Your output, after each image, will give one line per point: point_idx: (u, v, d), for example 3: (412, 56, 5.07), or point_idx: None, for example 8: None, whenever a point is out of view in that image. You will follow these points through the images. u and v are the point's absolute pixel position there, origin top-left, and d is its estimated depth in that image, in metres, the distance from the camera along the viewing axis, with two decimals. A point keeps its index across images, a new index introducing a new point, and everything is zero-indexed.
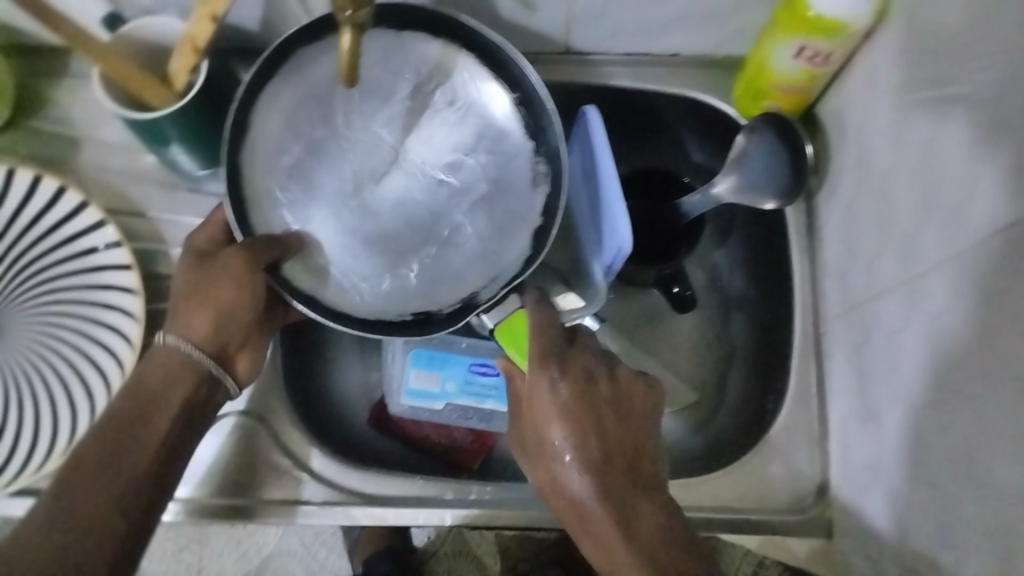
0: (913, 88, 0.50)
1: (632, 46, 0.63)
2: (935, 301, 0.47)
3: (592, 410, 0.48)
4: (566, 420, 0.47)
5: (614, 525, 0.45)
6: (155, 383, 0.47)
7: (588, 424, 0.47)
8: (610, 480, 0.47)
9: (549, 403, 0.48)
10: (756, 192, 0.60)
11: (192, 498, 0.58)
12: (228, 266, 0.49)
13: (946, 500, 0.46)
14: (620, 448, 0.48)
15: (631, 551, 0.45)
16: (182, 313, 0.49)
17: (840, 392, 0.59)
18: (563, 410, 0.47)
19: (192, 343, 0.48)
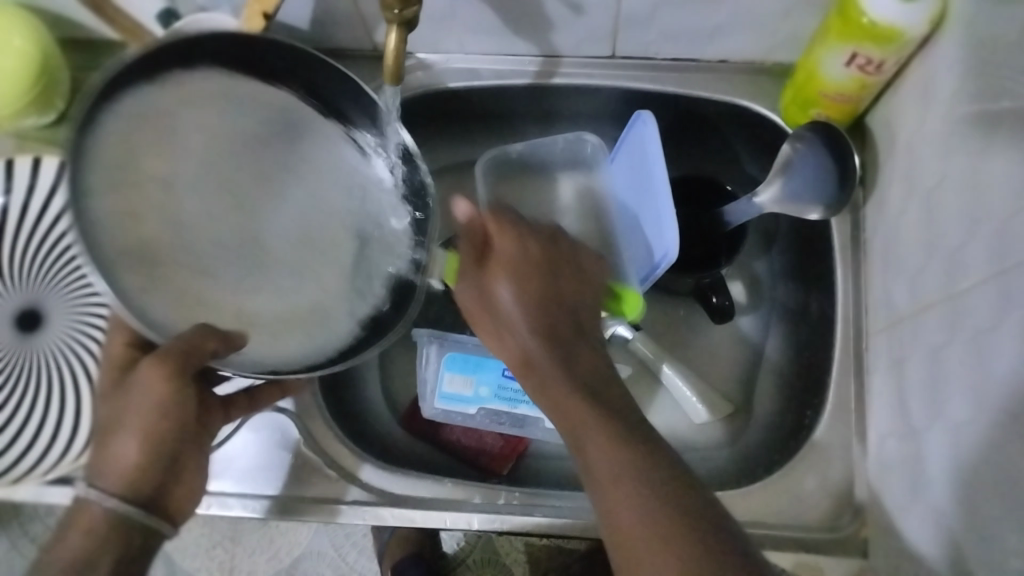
0: (966, 98, 0.49)
1: (679, 52, 0.62)
2: (980, 318, 0.46)
3: (542, 268, 0.52)
4: (520, 273, 0.51)
5: (562, 369, 0.48)
6: (87, 543, 0.43)
7: (538, 280, 0.51)
8: (556, 333, 0.50)
9: (509, 263, 0.51)
10: (801, 201, 0.60)
11: (280, 495, 0.59)
12: (148, 383, 0.45)
13: (986, 522, 0.44)
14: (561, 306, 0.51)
15: (582, 396, 0.46)
16: (103, 451, 0.45)
17: (881, 410, 0.57)
18: (516, 264, 0.51)
19: (117, 490, 0.44)
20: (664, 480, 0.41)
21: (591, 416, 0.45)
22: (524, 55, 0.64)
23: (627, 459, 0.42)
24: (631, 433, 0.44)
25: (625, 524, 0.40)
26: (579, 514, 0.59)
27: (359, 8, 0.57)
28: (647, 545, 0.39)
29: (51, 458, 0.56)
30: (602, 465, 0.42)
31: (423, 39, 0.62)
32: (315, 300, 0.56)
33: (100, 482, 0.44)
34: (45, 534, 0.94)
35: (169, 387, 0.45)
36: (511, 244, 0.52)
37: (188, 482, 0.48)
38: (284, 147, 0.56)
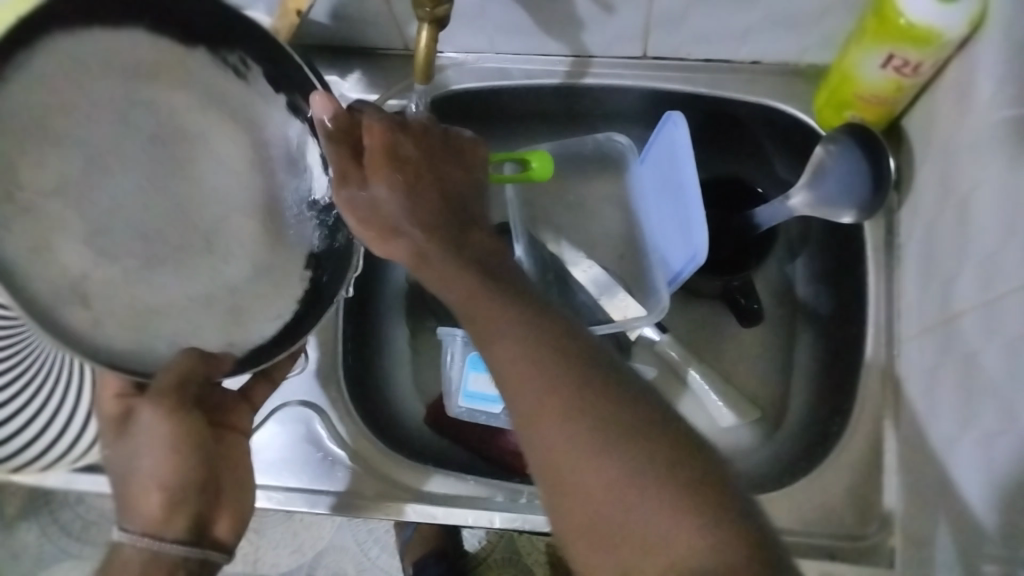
0: (1005, 102, 0.48)
1: (710, 53, 0.62)
2: (1016, 328, 0.45)
3: (424, 156, 0.46)
4: (391, 172, 0.44)
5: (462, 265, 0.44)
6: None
7: (433, 171, 0.46)
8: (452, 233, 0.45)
9: (382, 160, 0.44)
10: (833, 205, 0.59)
11: (315, 488, 0.59)
12: (153, 423, 0.45)
13: (1016, 536, 0.44)
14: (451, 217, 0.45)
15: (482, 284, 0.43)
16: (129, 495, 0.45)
17: (911, 417, 0.57)
18: (391, 158, 0.44)
19: (156, 525, 0.44)
20: (555, 344, 0.40)
21: (484, 305, 0.42)
22: (555, 54, 0.63)
23: (528, 346, 0.40)
24: (526, 314, 0.42)
25: (524, 400, 0.40)
26: None
27: (391, 6, 0.58)
28: (563, 426, 0.38)
29: (80, 446, 0.57)
30: (507, 363, 0.40)
31: (454, 38, 0.62)
32: (252, 266, 0.53)
33: (135, 520, 0.44)
34: (75, 521, 0.96)
35: (174, 418, 0.46)
36: (380, 132, 0.44)
37: (221, 499, 0.48)
38: (135, 104, 0.50)
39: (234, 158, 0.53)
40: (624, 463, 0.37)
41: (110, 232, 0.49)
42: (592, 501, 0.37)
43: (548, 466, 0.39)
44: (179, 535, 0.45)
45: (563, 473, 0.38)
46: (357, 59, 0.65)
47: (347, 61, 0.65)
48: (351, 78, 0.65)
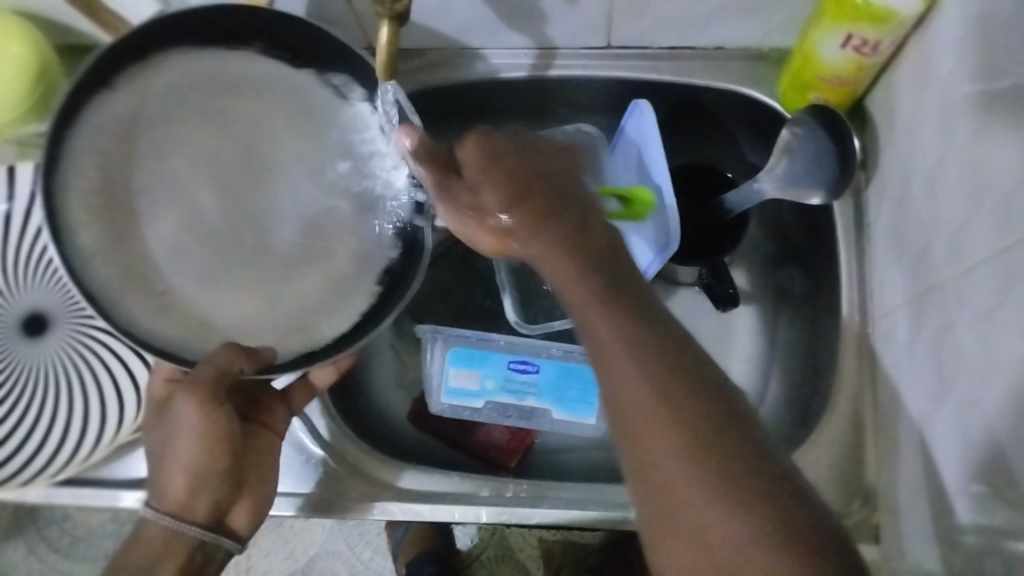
0: (963, 77, 0.48)
1: (674, 40, 0.62)
2: (984, 298, 0.45)
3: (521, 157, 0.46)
4: (494, 168, 0.46)
5: (564, 244, 0.42)
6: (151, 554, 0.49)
7: (524, 170, 0.46)
8: (545, 217, 0.43)
9: (490, 168, 0.46)
10: (802, 187, 0.59)
11: (299, 492, 0.59)
12: (187, 415, 0.49)
13: (993, 503, 0.44)
14: (558, 202, 0.44)
15: (594, 284, 0.40)
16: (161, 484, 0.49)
17: (888, 394, 0.57)
18: (494, 161, 0.46)
19: (174, 512, 0.49)
20: (675, 372, 0.38)
21: (607, 331, 0.39)
22: (520, 47, 0.64)
23: (646, 368, 0.38)
24: (646, 331, 0.39)
25: (644, 434, 0.37)
26: (587, 505, 0.59)
27: (352, 5, 0.57)
28: (680, 456, 0.36)
29: (60, 461, 0.56)
30: (627, 388, 0.38)
31: (418, 35, 0.62)
32: (327, 278, 0.56)
33: (159, 502, 0.49)
34: (62, 537, 0.95)
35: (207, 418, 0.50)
36: (482, 142, 0.47)
37: (241, 494, 0.53)
38: (222, 115, 0.55)
39: (321, 171, 0.57)
40: (773, 539, 0.34)
41: (202, 227, 0.54)
42: (726, 567, 0.35)
43: (661, 499, 0.36)
44: (201, 525, 0.50)
45: (676, 508, 0.36)
46: None
47: None
48: None
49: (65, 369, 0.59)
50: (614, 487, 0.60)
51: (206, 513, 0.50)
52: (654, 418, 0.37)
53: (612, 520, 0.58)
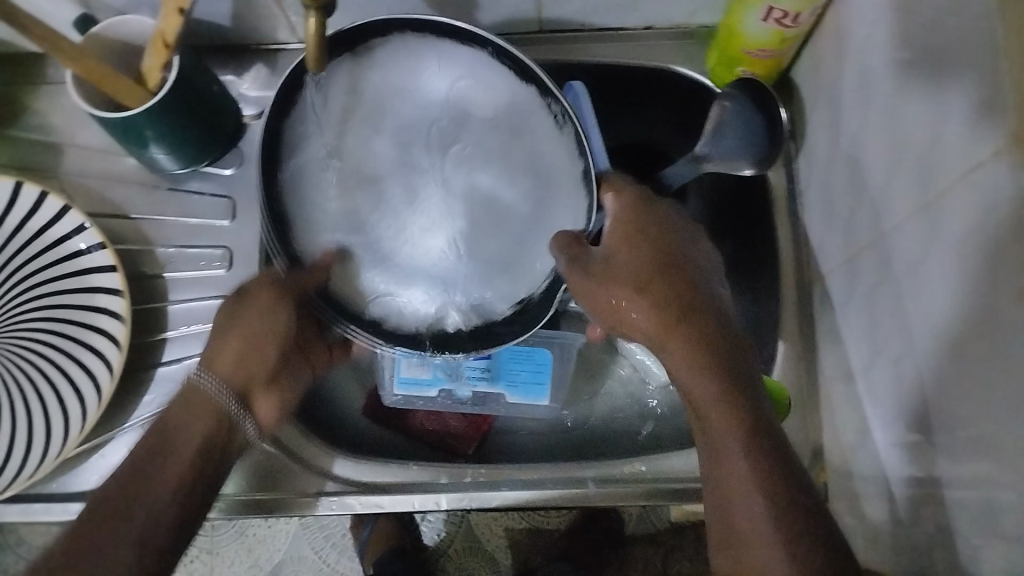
0: (876, 43, 0.50)
1: (603, 22, 0.63)
2: (908, 252, 0.47)
3: (658, 246, 0.51)
4: (631, 249, 0.50)
5: (697, 335, 0.47)
6: (184, 421, 0.50)
7: (658, 255, 0.50)
8: (678, 313, 0.48)
9: (626, 244, 0.51)
10: (734, 158, 0.59)
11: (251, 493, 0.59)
12: (258, 301, 0.54)
13: (926, 450, 0.46)
14: (694, 312, 0.48)
15: (720, 383, 0.46)
16: (216, 352, 0.53)
17: (826, 355, 0.59)
18: (634, 240, 0.51)
19: (224, 381, 0.52)
20: (779, 474, 0.43)
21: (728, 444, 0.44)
22: None
23: (758, 473, 0.43)
24: (760, 426, 0.45)
25: (750, 548, 0.42)
26: (545, 483, 0.60)
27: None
28: (768, 532, 0.42)
29: (6, 477, 0.55)
30: (728, 465, 0.44)
31: (348, 27, 0.62)
32: (490, 268, 0.54)
33: (211, 368, 0.52)
34: (18, 562, 0.93)
35: (277, 309, 0.54)
36: (622, 226, 0.51)
37: (271, 393, 0.56)
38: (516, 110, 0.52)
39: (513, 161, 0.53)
40: None
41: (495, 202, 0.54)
42: None
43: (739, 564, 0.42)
44: (232, 394, 0.52)
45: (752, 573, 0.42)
46: (253, 57, 0.64)
47: (244, 60, 0.64)
48: (249, 76, 0.64)
49: (6, 385, 0.57)
50: (571, 465, 0.61)
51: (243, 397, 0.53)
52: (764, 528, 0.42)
53: (570, 497, 0.59)
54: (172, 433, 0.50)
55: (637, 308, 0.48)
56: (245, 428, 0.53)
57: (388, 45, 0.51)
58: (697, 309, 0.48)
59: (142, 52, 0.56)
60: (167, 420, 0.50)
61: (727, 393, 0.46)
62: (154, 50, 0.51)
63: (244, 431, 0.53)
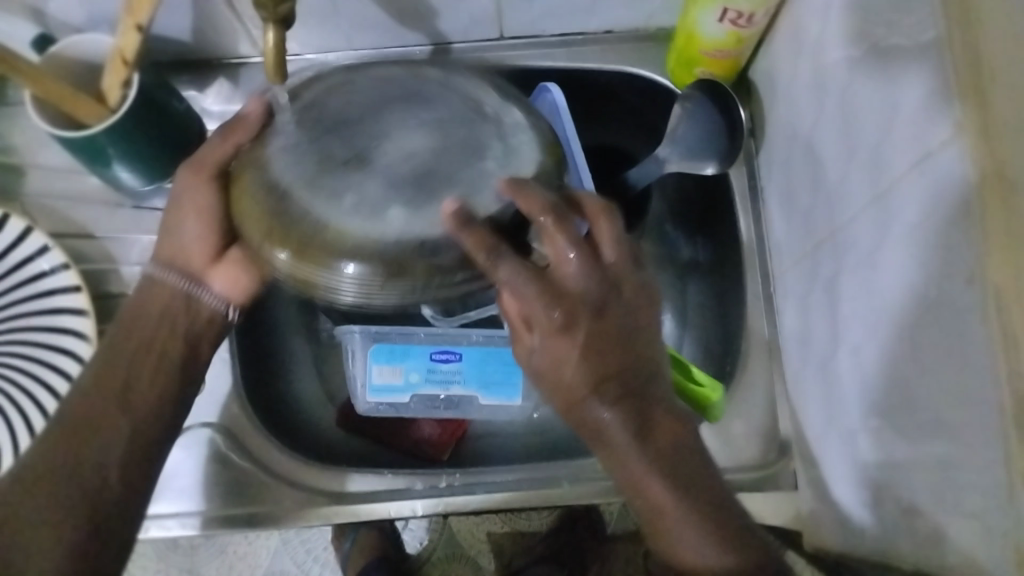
0: (829, 41, 0.51)
1: (564, 27, 0.64)
2: (866, 242, 0.48)
3: (610, 341, 0.44)
4: (587, 352, 0.44)
5: (632, 437, 0.45)
6: (142, 322, 0.51)
7: (612, 350, 0.44)
8: (629, 404, 0.45)
9: (585, 354, 0.44)
10: (696, 157, 0.61)
11: (226, 509, 0.59)
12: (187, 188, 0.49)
13: (888, 437, 0.47)
14: (645, 399, 0.45)
15: (657, 477, 0.45)
16: (173, 239, 0.52)
17: (792, 348, 0.60)
18: (600, 343, 0.44)
19: (167, 277, 0.52)
20: (716, 515, 0.45)
21: (677, 530, 0.45)
22: (413, 44, 0.64)
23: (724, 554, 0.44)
24: (687, 475, 0.46)
25: None
26: (521, 485, 0.60)
27: (239, 14, 0.57)
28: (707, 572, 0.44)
29: None
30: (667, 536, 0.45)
31: (310, 39, 0.62)
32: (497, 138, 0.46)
33: (160, 258, 0.53)
34: None
35: (209, 188, 0.48)
36: (579, 324, 0.43)
37: (233, 262, 0.53)
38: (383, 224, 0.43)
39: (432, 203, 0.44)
40: None
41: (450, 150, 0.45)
42: None
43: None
44: (185, 277, 0.53)
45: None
46: (215, 72, 0.64)
47: (206, 75, 0.64)
48: (211, 91, 0.64)
49: None
50: (544, 465, 0.62)
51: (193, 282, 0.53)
52: None
53: (545, 497, 0.60)
54: (132, 321, 0.51)
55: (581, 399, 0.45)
56: (205, 303, 0.53)
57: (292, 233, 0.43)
58: (644, 394, 0.45)
59: (102, 70, 0.56)
60: (133, 307, 0.52)
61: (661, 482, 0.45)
62: (112, 69, 0.52)
63: (205, 302, 0.54)
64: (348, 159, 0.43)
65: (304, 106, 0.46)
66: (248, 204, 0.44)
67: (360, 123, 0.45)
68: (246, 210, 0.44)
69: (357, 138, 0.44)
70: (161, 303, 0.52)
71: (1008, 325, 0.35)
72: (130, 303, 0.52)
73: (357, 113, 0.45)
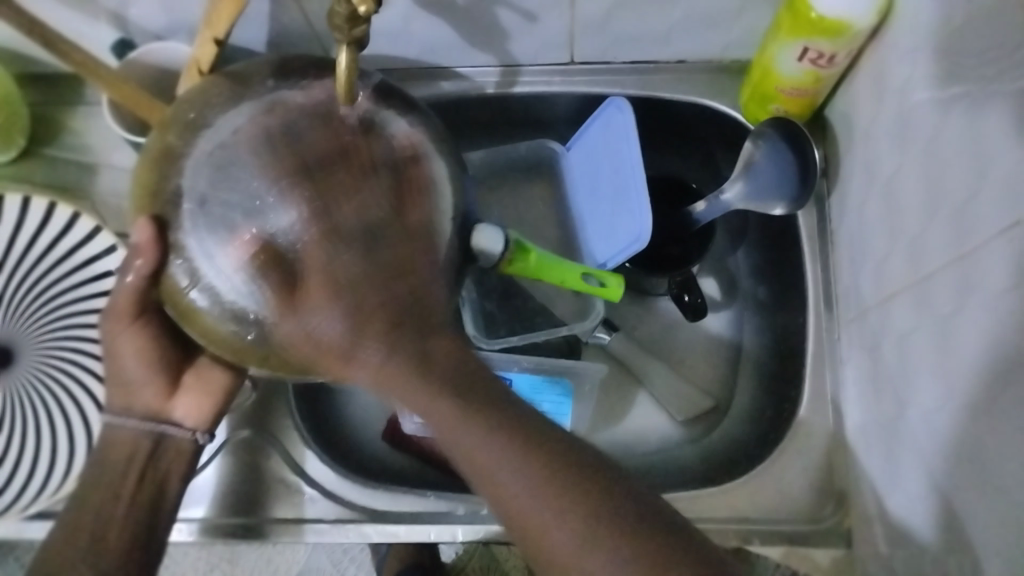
0: (916, 88, 0.49)
1: (635, 54, 0.63)
2: (943, 301, 0.46)
3: (364, 279, 0.40)
4: (321, 300, 0.40)
5: (420, 369, 0.41)
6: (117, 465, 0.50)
7: (379, 280, 0.41)
8: (399, 326, 0.41)
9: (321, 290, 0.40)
10: (766, 198, 0.60)
11: (247, 522, 0.59)
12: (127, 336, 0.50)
13: (958, 509, 0.45)
14: (421, 320, 0.42)
15: (458, 403, 0.41)
16: (124, 389, 0.52)
17: (854, 401, 0.58)
18: (342, 283, 0.40)
19: (131, 421, 0.52)
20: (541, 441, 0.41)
21: (504, 469, 0.41)
22: (483, 65, 0.64)
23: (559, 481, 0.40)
24: (495, 403, 0.42)
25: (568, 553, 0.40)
26: None
27: (313, 27, 0.58)
28: (563, 522, 0.40)
29: (30, 494, 0.56)
30: (489, 478, 0.41)
31: (380, 54, 0.62)
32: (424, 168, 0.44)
33: (119, 403, 0.52)
34: None
35: (140, 326, 0.50)
36: (342, 260, 0.40)
37: (193, 379, 0.54)
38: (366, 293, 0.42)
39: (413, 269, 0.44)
40: None
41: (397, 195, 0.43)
42: None
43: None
44: (145, 420, 0.52)
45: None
46: None
47: None
48: None
49: (32, 402, 0.58)
50: None
51: (159, 419, 0.53)
52: (569, 533, 0.39)
53: None
54: (101, 468, 0.50)
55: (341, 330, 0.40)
56: (175, 438, 0.53)
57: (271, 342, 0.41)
58: (417, 319, 0.42)
59: (176, 78, 0.57)
60: (92, 466, 0.51)
61: (465, 414, 0.41)
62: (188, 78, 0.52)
63: (173, 437, 0.53)
64: (265, 254, 0.40)
65: (203, 210, 0.40)
66: (212, 332, 0.41)
67: (261, 196, 0.40)
68: (213, 339, 0.41)
69: (262, 218, 0.40)
70: (130, 445, 0.51)
71: None
72: (90, 463, 0.51)
73: (253, 188, 0.40)
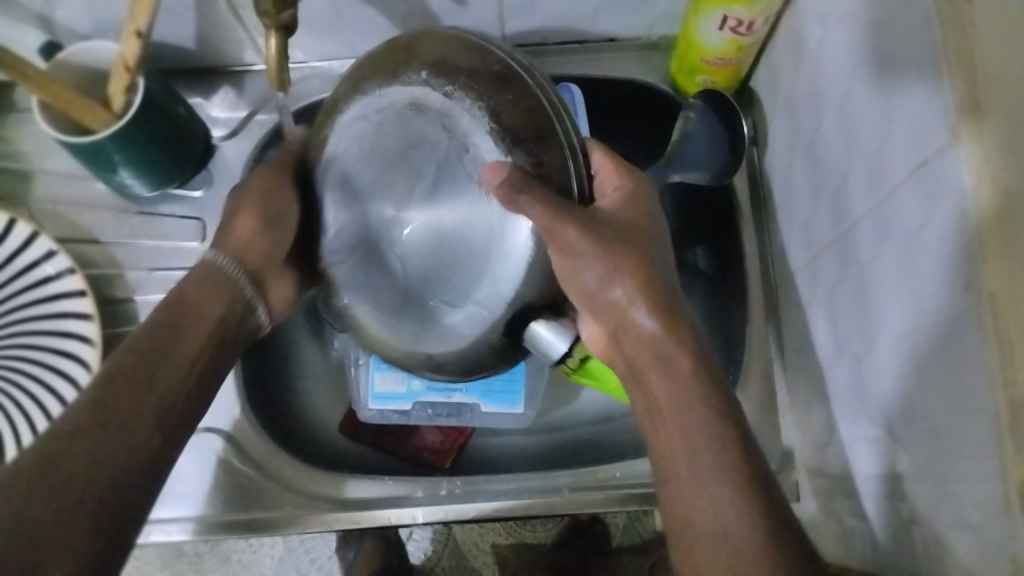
0: (828, 50, 0.51)
1: (565, 35, 0.64)
2: (863, 251, 0.48)
3: (625, 261, 0.47)
4: (620, 257, 0.47)
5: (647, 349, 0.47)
6: (207, 306, 0.51)
7: (618, 245, 0.47)
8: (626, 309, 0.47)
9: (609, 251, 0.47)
10: (697, 169, 0.62)
11: (213, 516, 0.60)
12: (255, 186, 0.54)
13: (888, 451, 0.47)
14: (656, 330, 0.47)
15: (685, 415, 0.44)
16: (238, 235, 0.54)
17: (793, 352, 0.60)
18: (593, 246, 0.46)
19: (224, 280, 0.53)
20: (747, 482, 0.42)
21: (693, 483, 0.43)
22: None
23: (738, 511, 0.41)
24: (712, 439, 0.43)
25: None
26: (520, 495, 0.61)
27: (242, 19, 0.58)
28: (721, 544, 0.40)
29: None
30: (682, 447, 0.44)
31: (314, 48, 0.63)
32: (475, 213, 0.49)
33: (227, 244, 0.54)
34: None
35: (271, 189, 0.54)
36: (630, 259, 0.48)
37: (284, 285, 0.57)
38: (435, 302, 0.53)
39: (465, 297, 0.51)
40: None
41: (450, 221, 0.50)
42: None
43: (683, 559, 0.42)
44: (246, 270, 0.54)
45: None
46: (219, 80, 0.66)
47: (213, 83, 0.66)
48: (217, 98, 0.66)
49: None
50: (546, 472, 0.62)
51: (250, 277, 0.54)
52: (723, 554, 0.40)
53: (549, 505, 0.60)
54: (184, 312, 0.50)
55: (593, 275, 0.47)
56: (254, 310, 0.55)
57: (375, 321, 0.56)
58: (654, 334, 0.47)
59: (109, 76, 0.57)
60: (188, 294, 0.51)
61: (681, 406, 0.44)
62: (118, 74, 0.52)
63: (254, 308, 0.55)
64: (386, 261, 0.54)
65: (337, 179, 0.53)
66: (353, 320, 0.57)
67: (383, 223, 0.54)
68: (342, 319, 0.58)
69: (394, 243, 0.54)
70: (221, 296, 0.52)
71: (1008, 335, 0.34)
72: (182, 290, 0.51)
73: (375, 187, 0.52)
